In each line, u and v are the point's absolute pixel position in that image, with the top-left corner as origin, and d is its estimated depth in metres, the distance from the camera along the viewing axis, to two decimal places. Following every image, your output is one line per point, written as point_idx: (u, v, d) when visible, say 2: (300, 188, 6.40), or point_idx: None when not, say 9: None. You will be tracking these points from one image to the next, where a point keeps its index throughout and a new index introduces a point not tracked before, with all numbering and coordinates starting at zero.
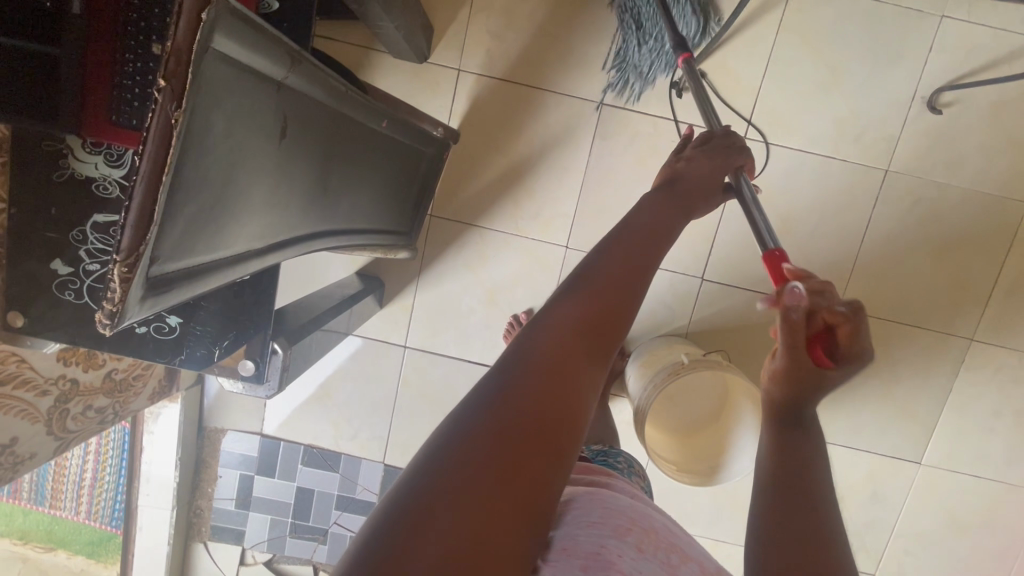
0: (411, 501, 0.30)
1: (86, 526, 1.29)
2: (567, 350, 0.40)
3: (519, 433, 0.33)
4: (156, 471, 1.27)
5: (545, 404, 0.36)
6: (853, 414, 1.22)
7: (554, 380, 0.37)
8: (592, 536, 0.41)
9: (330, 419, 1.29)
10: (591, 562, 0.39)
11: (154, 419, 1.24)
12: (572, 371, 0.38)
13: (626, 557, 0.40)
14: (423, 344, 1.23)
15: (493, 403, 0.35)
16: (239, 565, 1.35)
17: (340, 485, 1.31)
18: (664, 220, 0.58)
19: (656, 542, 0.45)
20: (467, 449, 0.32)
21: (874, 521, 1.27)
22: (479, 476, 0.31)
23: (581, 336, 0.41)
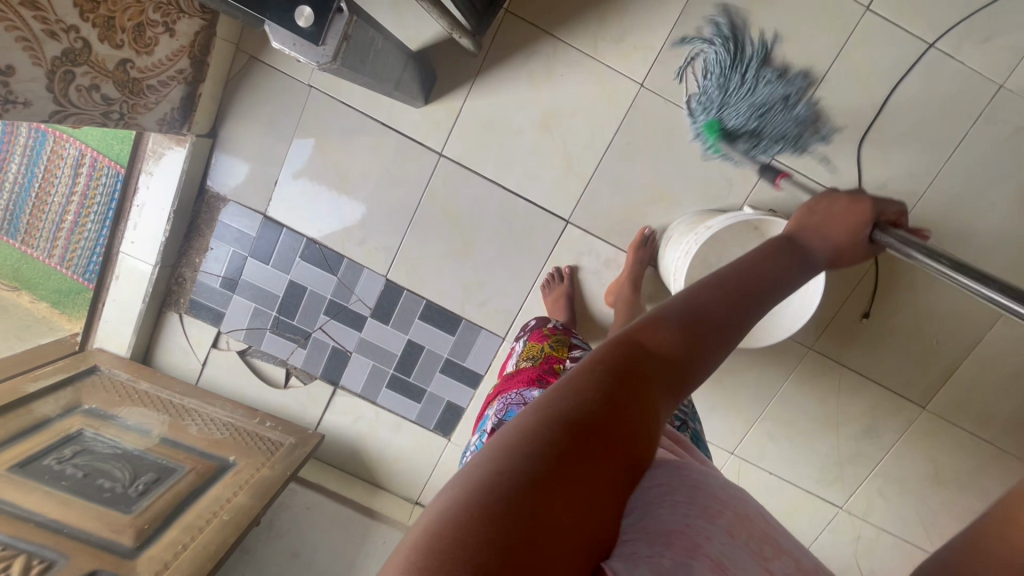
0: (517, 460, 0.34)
1: (57, 272, 1.18)
2: (647, 378, 0.43)
3: (596, 439, 0.37)
4: (145, 221, 1.17)
5: (623, 415, 0.39)
6: (878, 342, 1.17)
7: (633, 401, 0.41)
8: (678, 514, 0.43)
9: (339, 217, 1.20)
10: (674, 538, 0.40)
11: (157, 160, 1.14)
12: (625, 406, 0.40)
13: (714, 540, 0.42)
14: (461, 156, 1.13)
15: (582, 401, 0.39)
16: (211, 348, 1.28)
17: (334, 290, 1.24)
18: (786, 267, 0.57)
19: (746, 528, 0.46)
20: (546, 438, 0.35)
21: (858, 455, 1.25)
22: (555, 471, 0.34)
23: (664, 359, 0.45)
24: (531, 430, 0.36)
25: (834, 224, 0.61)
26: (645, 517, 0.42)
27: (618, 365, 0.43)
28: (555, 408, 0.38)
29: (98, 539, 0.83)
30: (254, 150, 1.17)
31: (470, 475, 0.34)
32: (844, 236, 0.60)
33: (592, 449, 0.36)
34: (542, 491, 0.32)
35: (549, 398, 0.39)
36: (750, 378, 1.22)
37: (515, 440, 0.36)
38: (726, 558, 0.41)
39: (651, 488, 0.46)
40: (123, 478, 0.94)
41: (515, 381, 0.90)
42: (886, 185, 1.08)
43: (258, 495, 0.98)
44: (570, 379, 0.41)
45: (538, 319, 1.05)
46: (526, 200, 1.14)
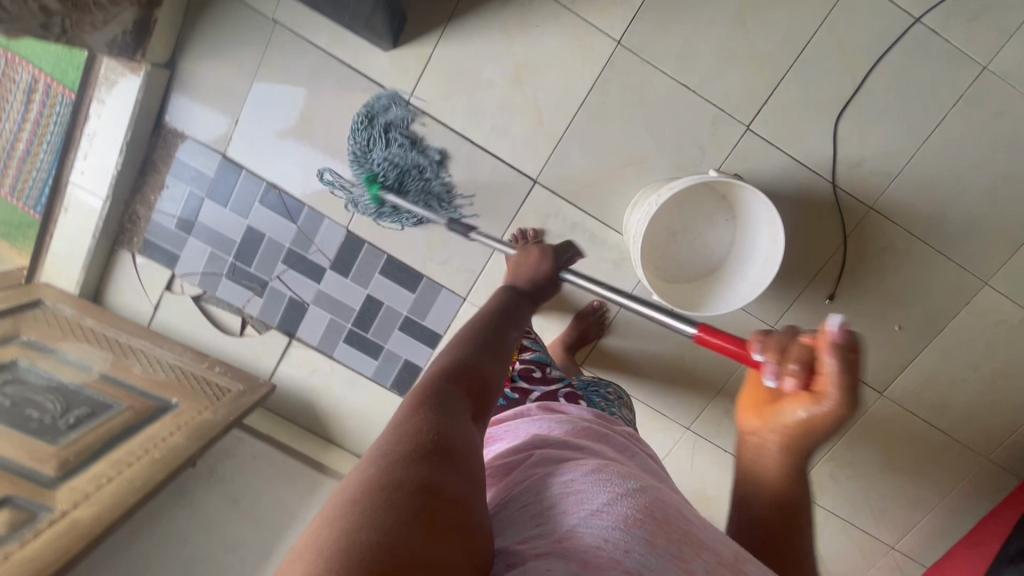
0: (378, 522, 0.36)
1: (2, 203, 1.16)
2: (455, 414, 0.52)
3: (434, 477, 0.42)
4: (97, 153, 1.12)
5: (447, 448, 0.46)
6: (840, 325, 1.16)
7: (459, 434, 0.49)
8: (596, 529, 0.45)
9: (300, 162, 1.16)
10: (590, 560, 0.42)
11: (109, 88, 1.07)
12: (457, 446, 0.47)
13: (631, 552, 0.43)
14: (429, 106, 1.09)
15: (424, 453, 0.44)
16: (164, 291, 1.24)
17: (293, 239, 1.20)
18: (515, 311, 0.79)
19: (668, 530, 0.47)
20: (386, 494, 0.39)
21: None
22: (413, 517, 0.37)
23: (459, 398, 0.55)
24: (381, 489, 0.39)
25: (529, 267, 0.93)
26: (565, 538, 0.45)
27: (439, 406, 0.51)
28: (400, 462, 0.42)
29: (18, 466, 0.80)
30: (214, 84, 1.11)
31: (334, 547, 0.35)
32: (534, 273, 0.92)
33: (430, 486, 0.41)
34: (399, 546, 0.35)
35: (373, 461, 0.43)
36: (711, 354, 1.21)
37: (372, 499, 0.38)
38: (641, 567, 0.42)
39: (570, 501, 0.49)
40: (53, 410, 0.91)
41: None
42: (860, 163, 1.06)
43: (195, 436, 0.96)
44: (393, 437, 0.46)
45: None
46: (494, 156, 1.11)
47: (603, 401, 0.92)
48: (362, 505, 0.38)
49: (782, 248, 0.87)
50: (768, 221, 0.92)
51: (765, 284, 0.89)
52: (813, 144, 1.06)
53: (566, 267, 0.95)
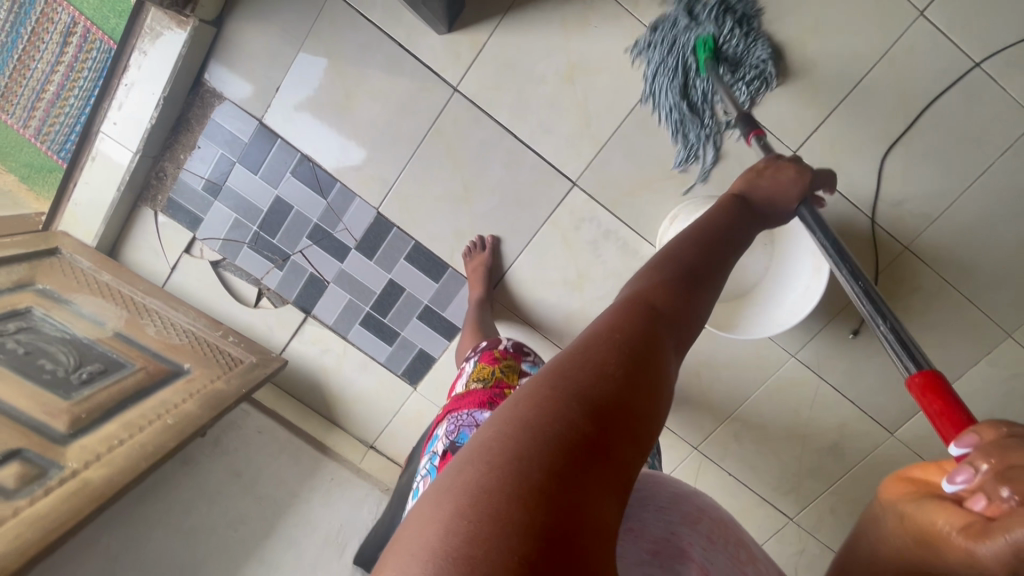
0: (534, 432, 0.36)
1: (28, 144, 1.22)
2: (653, 344, 0.46)
3: (619, 410, 0.39)
4: (133, 104, 1.08)
5: (637, 378, 0.42)
6: (861, 361, 1.16)
7: (639, 360, 0.44)
8: (663, 524, 0.52)
9: (338, 138, 1.13)
10: (658, 545, 0.49)
11: (153, 40, 1.04)
12: (635, 372, 0.42)
13: (695, 546, 0.50)
14: (476, 95, 1.07)
15: (594, 370, 0.41)
16: (183, 253, 1.22)
17: (321, 215, 1.18)
18: (728, 229, 0.69)
19: (727, 535, 0.55)
20: (567, 413, 0.37)
21: (819, 470, 1.24)
22: (567, 440, 0.36)
23: (658, 323, 0.49)
24: (546, 400, 0.38)
25: (777, 188, 0.76)
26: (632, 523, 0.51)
27: (621, 326, 0.47)
28: (565, 376, 0.40)
29: (30, 419, 0.77)
30: (258, 49, 1.09)
31: (495, 444, 0.36)
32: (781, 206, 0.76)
33: (612, 416, 0.38)
34: (556, 467, 0.34)
35: (556, 369, 0.41)
36: (730, 376, 1.20)
37: (532, 408, 0.38)
38: (705, 561, 0.49)
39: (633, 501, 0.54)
40: (66, 363, 0.88)
41: (465, 401, 0.90)
42: (903, 202, 1.05)
43: (207, 405, 0.95)
44: (573, 350, 0.44)
45: (490, 340, 1.04)
46: (536, 153, 1.09)
47: None
48: (543, 418, 0.37)
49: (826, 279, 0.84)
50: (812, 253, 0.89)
51: (802, 313, 0.89)
52: (857, 178, 1.05)
53: (808, 202, 0.78)
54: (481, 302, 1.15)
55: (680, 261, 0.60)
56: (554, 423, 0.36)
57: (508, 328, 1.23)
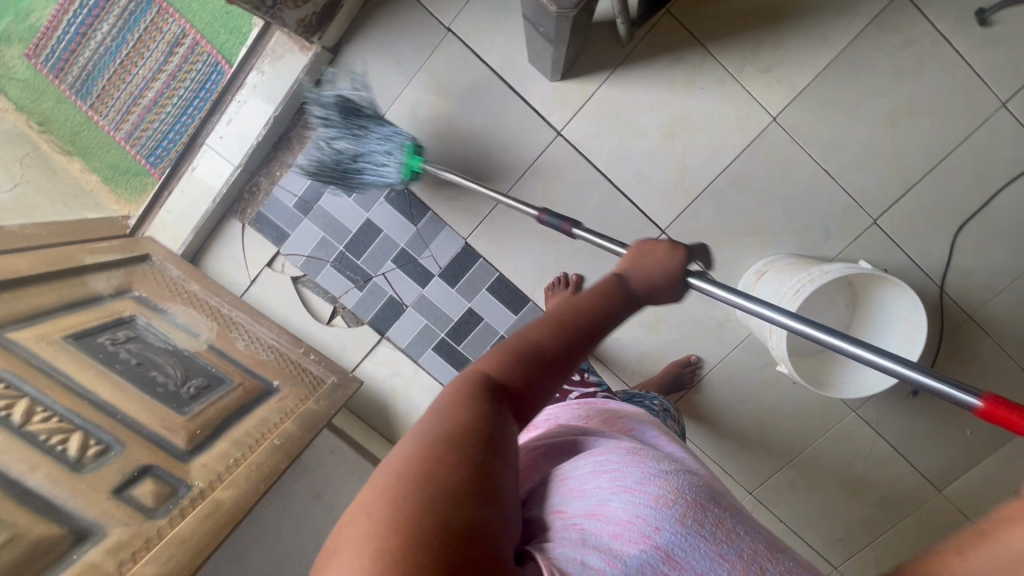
0: (403, 505, 0.41)
1: (116, 145, 1.22)
2: (501, 404, 0.52)
3: (485, 457, 0.45)
4: (241, 120, 1.10)
5: (493, 430, 0.48)
6: (917, 419, 1.21)
7: (492, 420, 0.49)
8: (630, 505, 0.48)
9: (436, 167, 1.16)
10: (620, 529, 0.47)
11: (273, 61, 1.07)
12: (486, 434, 0.47)
13: (661, 531, 0.46)
14: (579, 141, 1.12)
15: (449, 440, 0.46)
16: (264, 267, 1.22)
17: (409, 240, 1.21)
18: (603, 288, 0.69)
19: (702, 510, 0.49)
20: (433, 474, 0.43)
21: (867, 522, 1.28)
22: (433, 500, 0.41)
23: (512, 378, 0.55)
24: (405, 472, 0.43)
25: (654, 260, 0.73)
26: (599, 507, 0.49)
27: (482, 394, 0.52)
28: (425, 447, 0.46)
29: (152, 433, 0.77)
30: (371, 78, 1.12)
31: (372, 519, 0.41)
32: (658, 278, 0.73)
33: (475, 475, 0.44)
34: (430, 525, 0.39)
35: (412, 446, 0.46)
36: (791, 425, 1.24)
37: (399, 478, 0.43)
38: (671, 545, 0.46)
39: (601, 476, 0.52)
40: (174, 376, 0.88)
41: None
42: (970, 274, 1.12)
43: (305, 425, 0.95)
44: (436, 423, 0.49)
45: None
46: (629, 200, 1.14)
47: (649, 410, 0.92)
48: (406, 488, 0.42)
49: (921, 348, 0.90)
50: (902, 318, 0.96)
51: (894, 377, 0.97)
52: (930, 249, 1.12)
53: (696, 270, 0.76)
54: None
55: (546, 320, 0.62)
56: (418, 492, 0.41)
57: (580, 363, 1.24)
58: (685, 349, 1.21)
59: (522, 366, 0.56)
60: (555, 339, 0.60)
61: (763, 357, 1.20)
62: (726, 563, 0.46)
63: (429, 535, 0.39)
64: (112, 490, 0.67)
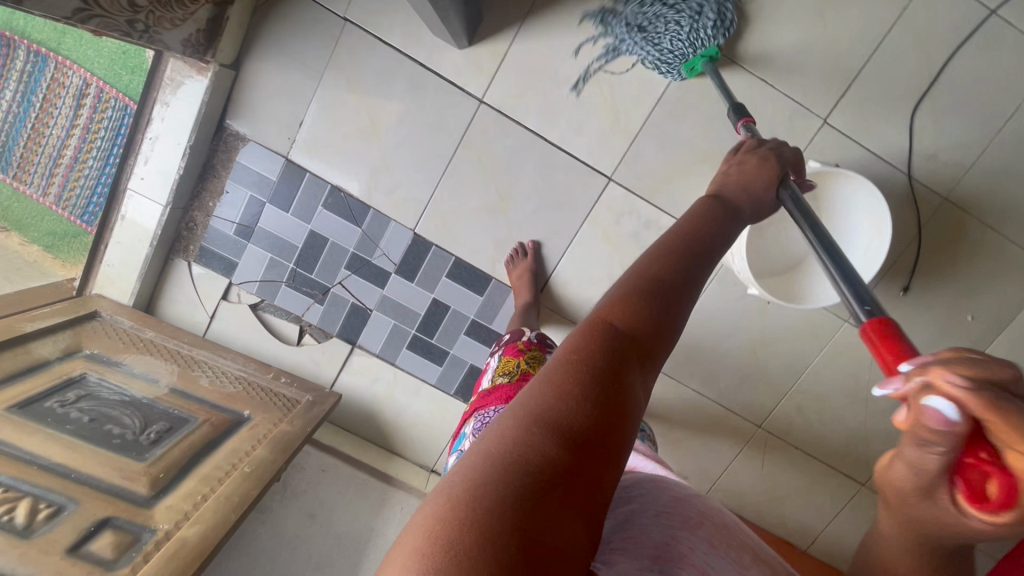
0: (504, 476, 0.35)
1: (50, 211, 1.15)
2: (621, 355, 0.46)
3: (595, 428, 0.39)
4: (158, 157, 1.07)
5: (608, 396, 0.42)
6: (914, 317, 1.15)
7: (607, 383, 0.43)
8: (663, 529, 0.51)
9: (367, 163, 1.12)
10: (660, 549, 0.48)
11: (174, 89, 1.03)
12: (601, 401, 0.41)
13: (696, 551, 0.49)
14: (503, 105, 1.07)
15: (559, 401, 0.40)
16: (221, 301, 1.20)
17: (357, 243, 1.17)
18: (718, 231, 0.63)
19: (723, 539, 0.53)
20: (541, 442, 0.37)
21: (883, 431, 1.24)
22: (538, 473, 0.35)
23: (631, 329, 0.48)
24: (513, 437, 0.38)
25: (749, 184, 0.71)
26: (636, 531, 0.50)
27: (597, 348, 0.45)
28: (533, 409, 0.40)
29: (110, 486, 0.74)
30: (281, 87, 1.09)
31: (466, 478, 0.35)
32: (752, 195, 0.70)
33: (582, 447, 0.38)
34: (529, 503, 0.34)
35: (521, 406, 0.40)
36: (784, 350, 1.20)
37: (502, 442, 0.37)
38: (707, 565, 0.48)
39: (633, 505, 0.56)
40: (132, 426, 0.86)
41: (492, 397, 0.90)
42: (936, 154, 1.07)
43: (278, 448, 0.93)
44: (543, 381, 0.42)
45: (513, 332, 1.06)
46: (568, 153, 1.09)
47: None
48: (510, 455, 0.36)
49: (888, 241, 0.86)
50: (867, 212, 0.91)
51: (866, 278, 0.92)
52: (888, 137, 1.06)
53: (790, 187, 0.72)
54: (529, 306, 1.11)
55: (654, 265, 0.56)
56: (521, 465, 0.36)
57: (557, 332, 1.20)
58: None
59: (640, 320, 0.49)
60: (669, 292, 0.53)
61: (740, 286, 1.15)
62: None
63: (525, 514, 0.33)
64: (67, 549, 0.65)
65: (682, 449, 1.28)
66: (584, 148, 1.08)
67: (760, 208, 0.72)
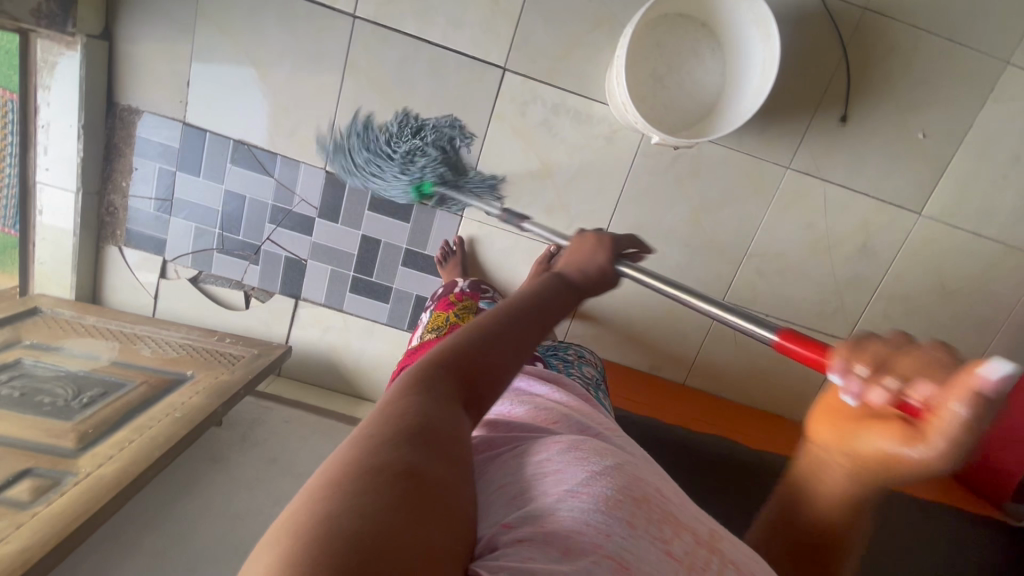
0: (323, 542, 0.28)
1: None
2: (450, 397, 0.41)
3: (425, 472, 0.34)
4: (56, 144, 1.08)
5: (436, 438, 0.37)
6: (860, 147, 1.07)
7: (433, 423, 0.38)
8: (574, 514, 0.39)
9: (262, 111, 1.10)
10: (565, 545, 0.37)
11: (51, 71, 1.04)
12: (430, 445, 0.36)
13: (611, 538, 0.38)
14: (377, 17, 1.03)
15: (382, 449, 0.34)
16: (160, 280, 1.21)
17: (274, 194, 1.15)
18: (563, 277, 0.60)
19: (648, 512, 0.42)
20: (365, 497, 0.30)
21: (855, 278, 1.14)
22: (361, 527, 0.29)
23: (462, 372, 0.44)
24: (332, 498, 0.30)
25: (583, 253, 0.65)
26: (544, 519, 0.39)
27: (421, 392, 0.40)
28: (351, 460, 0.33)
29: (35, 442, 0.77)
30: (159, 50, 1.07)
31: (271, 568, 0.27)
32: (598, 260, 0.64)
33: (414, 497, 0.32)
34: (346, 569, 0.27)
35: (337, 464, 0.34)
36: (730, 213, 1.12)
37: (315, 508, 0.30)
38: (623, 551, 0.37)
39: (548, 481, 0.43)
40: (65, 394, 0.88)
41: (418, 353, 0.86)
42: None
43: (214, 395, 0.93)
44: (366, 432, 0.36)
45: (444, 285, 1.03)
46: (455, 52, 1.05)
47: (559, 363, 0.84)
48: (326, 517, 0.29)
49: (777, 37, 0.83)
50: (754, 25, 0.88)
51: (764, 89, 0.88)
52: None
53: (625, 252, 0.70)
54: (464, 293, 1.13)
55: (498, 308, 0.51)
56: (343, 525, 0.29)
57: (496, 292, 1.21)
58: (543, 244, 1.16)
59: (475, 363, 0.45)
60: (515, 337, 0.49)
61: (667, 154, 1.08)
62: (676, 560, 0.39)
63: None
64: None
65: (646, 340, 1.21)
66: (469, 43, 1.04)
67: (604, 283, 0.65)
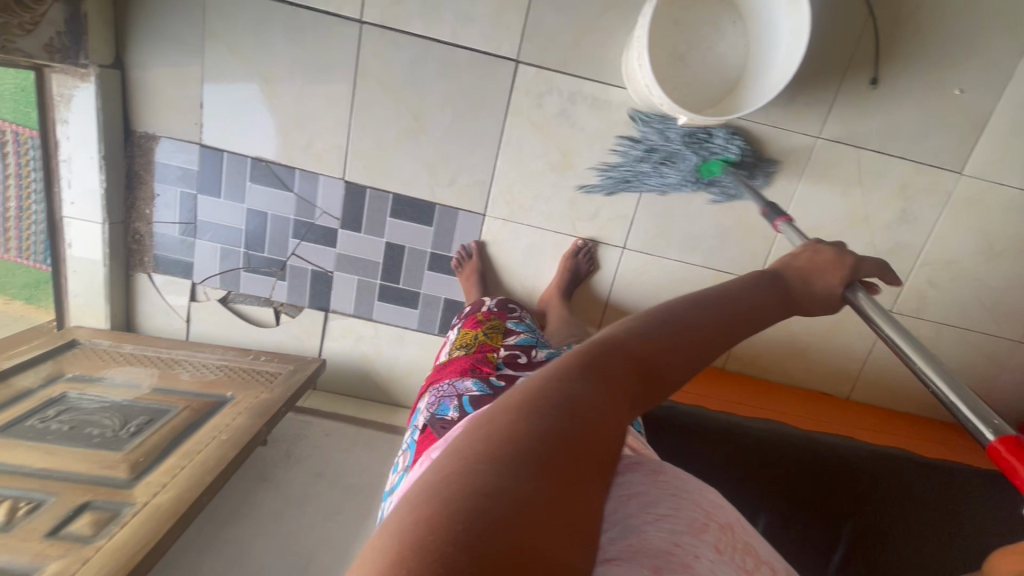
0: (490, 481, 0.29)
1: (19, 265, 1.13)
2: (620, 386, 0.41)
3: (587, 455, 0.34)
4: (79, 177, 1.09)
5: (601, 425, 0.36)
6: (894, 109, 1.02)
7: (600, 410, 0.37)
8: (663, 533, 0.40)
9: (276, 125, 1.10)
10: (660, 561, 0.37)
11: (68, 105, 1.04)
12: (595, 428, 0.36)
13: (702, 559, 0.38)
14: (384, 19, 1.02)
15: (552, 414, 0.35)
16: (191, 303, 1.22)
17: (296, 208, 1.15)
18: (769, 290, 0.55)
19: (732, 541, 0.43)
20: (532, 454, 0.31)
21: (896, 246, 1.10)
22: (525, 484, 0.30)
23: (634, 364, 0.43)
24: (507, 442, 0.32)
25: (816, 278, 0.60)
26: (633, 536, 0.39)
27: (595, 373, 0.40)
28: (524, 412, 0.34)
29: (90, 475, 0.78)
30: (170, 73, 1.07)
31: (439, 489, 0.29)
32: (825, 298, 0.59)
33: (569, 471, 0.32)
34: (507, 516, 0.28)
35: (511, 411, 0.35)
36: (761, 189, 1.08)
37: (485, 445, 0.32)
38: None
39: (634, 503, 0.44)
40: (112, 424, 0.88)
41: (447, 370, 0.84)
42: None
43: (256, 415, 0.93)
44: (538, 390, 0.37)
45: (472, 303, 1.03)
46: (466, 48, 1.03)
47: None
48: (495, 460, 0.31)
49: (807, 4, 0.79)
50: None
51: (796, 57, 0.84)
52: None
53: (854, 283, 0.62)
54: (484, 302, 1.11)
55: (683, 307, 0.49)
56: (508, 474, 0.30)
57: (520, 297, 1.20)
58: (567, 237, 1.14)
59: (647, 356, 0.44)
60: (692, 341, 0.47)
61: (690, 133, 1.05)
62: None
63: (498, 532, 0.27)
64: (47, 533, 0.69)
65: None
66: (478, 37, 1.01)
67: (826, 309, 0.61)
